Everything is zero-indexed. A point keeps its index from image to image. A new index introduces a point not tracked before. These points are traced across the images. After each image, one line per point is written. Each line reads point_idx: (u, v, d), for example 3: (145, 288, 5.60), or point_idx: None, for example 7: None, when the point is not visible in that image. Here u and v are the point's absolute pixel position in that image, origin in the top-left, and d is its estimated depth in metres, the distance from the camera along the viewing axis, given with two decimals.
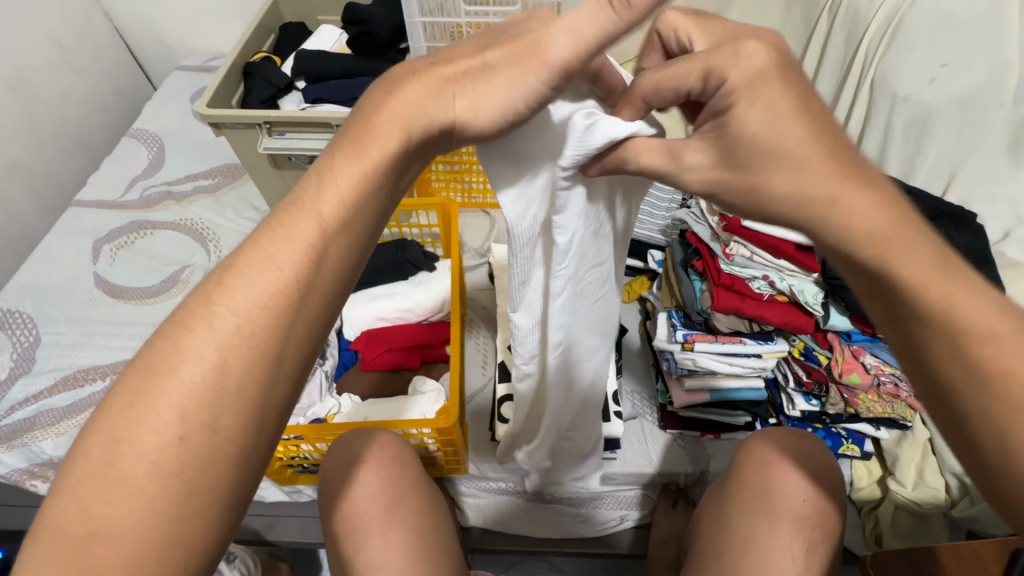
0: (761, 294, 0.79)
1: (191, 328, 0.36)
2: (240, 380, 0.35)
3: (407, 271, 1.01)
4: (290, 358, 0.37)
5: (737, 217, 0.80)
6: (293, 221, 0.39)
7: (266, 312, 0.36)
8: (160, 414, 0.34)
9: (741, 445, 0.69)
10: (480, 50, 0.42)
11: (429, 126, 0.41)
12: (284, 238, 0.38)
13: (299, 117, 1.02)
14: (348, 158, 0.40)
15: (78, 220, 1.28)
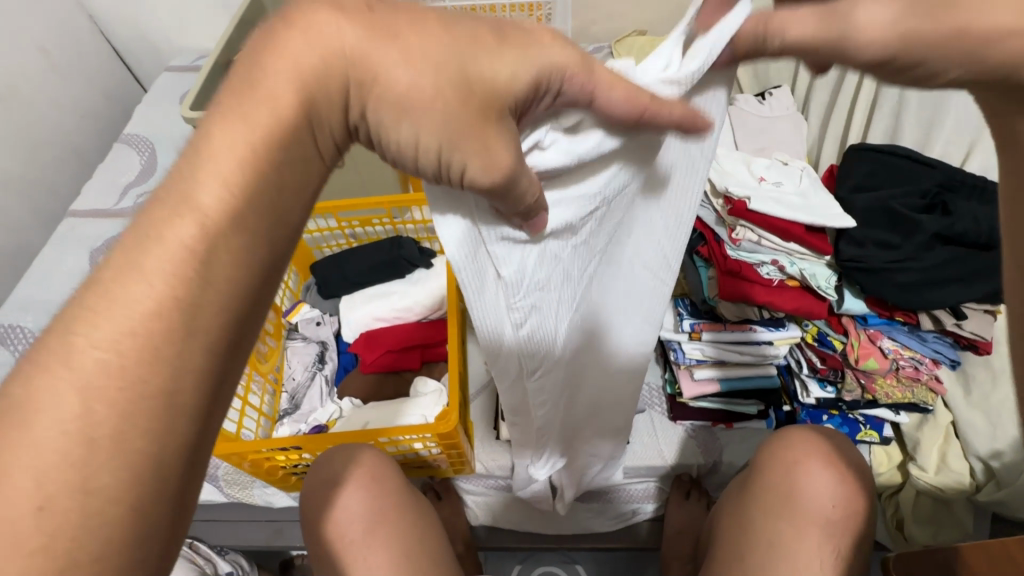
0: (771, 280, 0.75)
1: (45, 366, 0.28)
2: (115, 429, 0.28)
3: (404, 269, 0.99)
4: (184, 393, 0.30)
5: (743, 200, 0.75)
6: (167, 220, 0.31)
7: (141, 341, 0.29)
8: (16, 472, 0.26)
9: (762, 443, 0.66)
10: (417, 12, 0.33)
11: (340, 90, 0.33)
12: (156, 244, 0.30)
13: None
14: (229, 140, 0.32)
15: (74, 231, 1.27)
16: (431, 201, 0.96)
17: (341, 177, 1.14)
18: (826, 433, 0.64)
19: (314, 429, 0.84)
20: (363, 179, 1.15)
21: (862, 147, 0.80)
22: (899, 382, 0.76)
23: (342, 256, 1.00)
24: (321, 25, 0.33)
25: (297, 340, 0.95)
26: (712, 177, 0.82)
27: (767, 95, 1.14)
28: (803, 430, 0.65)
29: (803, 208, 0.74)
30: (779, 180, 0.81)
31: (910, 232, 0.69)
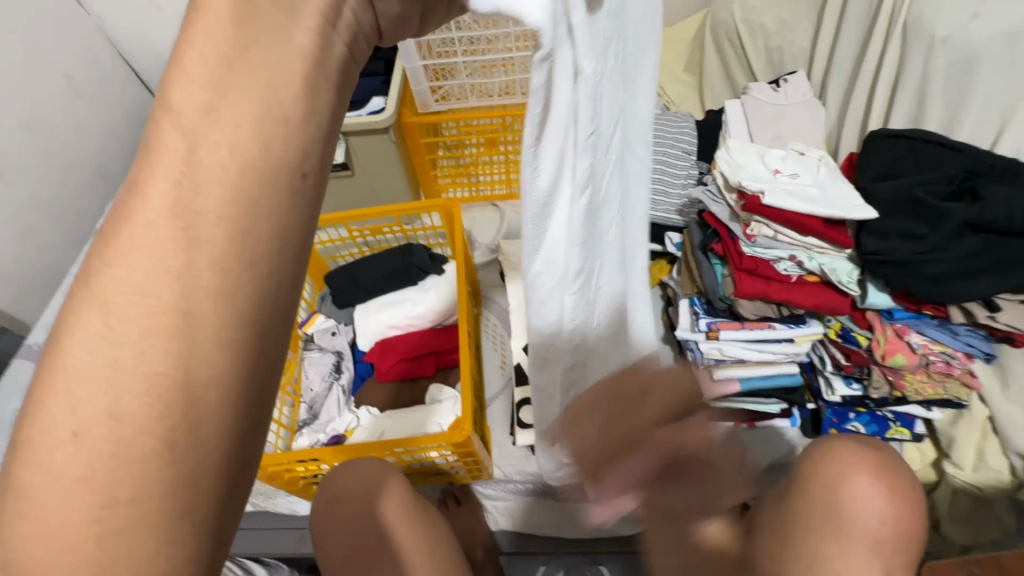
0: (789, 276, 0.73)
1: (42, 406, 0.22)
2: (132, 493, 0.22)
3: (415, 276, 0.99)
4: (217, 438, 0.23)
5: (756, 195, 0.72)
6: (166, 146, 0.24)
7: (160, 354, 0.23)
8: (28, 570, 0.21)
9: (804, 453, 0.65)
10: None
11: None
12: (158, 182, 0.24)
13: None
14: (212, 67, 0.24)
15: None
16: (439, 208, 0.95)
17: (353, 186, 1.15)
18: (862, 460, 0.61)
19: (334, 439, 0.85)
20: (374, 188, 1.16)
21: (883, 132, 0.76)
22: (929, 377, 0.72)
23: (354, 265, 1.00)
24: None
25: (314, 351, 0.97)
26: (725, 172, 0.80)
27: (782, 81, 1.11)
28: (841, 449, 0.62)
29: (820, 200, 0.71)
30: (795, 171, 0.79)
31: (937, 221, 0.65)
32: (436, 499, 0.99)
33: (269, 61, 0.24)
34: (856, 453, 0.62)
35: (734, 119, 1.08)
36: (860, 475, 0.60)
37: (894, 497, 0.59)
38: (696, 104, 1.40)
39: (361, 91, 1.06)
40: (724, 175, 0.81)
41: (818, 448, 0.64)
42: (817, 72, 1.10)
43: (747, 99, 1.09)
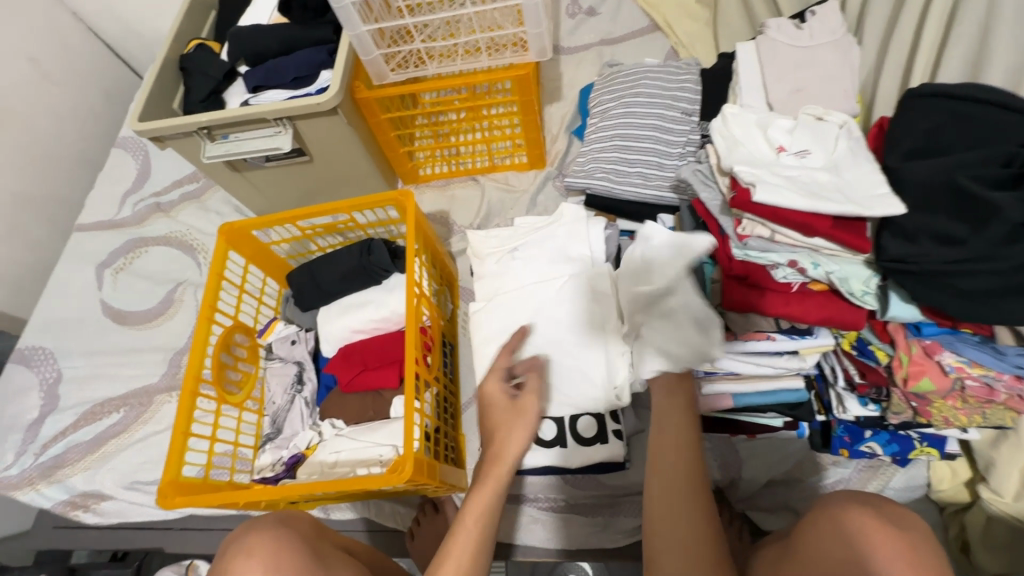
0: (789, 285, 0.59)
1: None
2: None
3: (377, 276, 0.90)
4: None
5: (748, 188, 0.58)
6: (462, 529, 0.60)
7: None
8: None
9: (817, 517, 0.53)
10: (511, 417, 0.68)
11: (494, 468, 0.65)
12: (456, 540, 0.59)
13: (234, 116, 0.90)
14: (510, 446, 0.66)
15: (81, 246, 1.28)
16: (393, 200, 0.85)
17: (315, 171, 1.05)
18: (879, 532, 0.47)
19: (292, 460, 0.81)
20: (337, 171, 1.06)
21: (925, 89, 0.58)
22: (963, 404, 0.60)
23: (311, 265, 0.91)
24: (506, 446, 0.66)
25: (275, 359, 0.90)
26: (719, 150, 0.66)
27: (808, 16, 0.91)
28: (845, 513, 0.50)
29: (830, 192, 0.56)
30: (804, 146, 0.63)
31: (984, 222, 0.50)
32: (414, 505, 0.96)
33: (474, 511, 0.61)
34: (871, 522, 0.48)
35: (746, 70, 0.90)
36: (874, 551, 0.46)
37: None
38: (710, 45, 1.20)
39: (308, 66, 0.95)
40: (717, 153, 0.67)
41: (823, 516, 0.52)
42: (852, 3, 0.90)
43: (761, 41, 0.91)
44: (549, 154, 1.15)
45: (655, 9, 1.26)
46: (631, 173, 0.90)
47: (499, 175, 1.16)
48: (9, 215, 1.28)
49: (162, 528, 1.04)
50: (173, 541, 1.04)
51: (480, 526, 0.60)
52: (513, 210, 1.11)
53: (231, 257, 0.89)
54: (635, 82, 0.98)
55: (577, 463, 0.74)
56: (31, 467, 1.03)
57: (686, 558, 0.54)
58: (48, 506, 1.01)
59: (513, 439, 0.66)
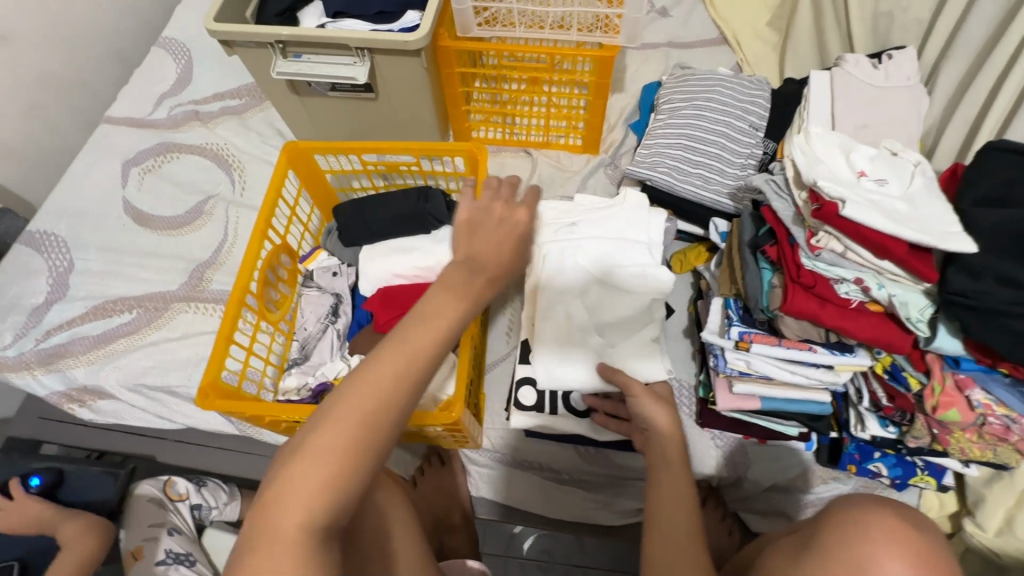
0: (849, 301, 0.63)
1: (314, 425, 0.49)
2: (311, 472, 0.47)
3: (429, 225, 0.91)
4: (360, 453, 0.48)
5: (834, 203, 0.60)
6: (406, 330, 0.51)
7: (357, 410, 0.48)
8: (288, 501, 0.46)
9: (838, 505, 0.56)
10: (503, 229, 0.60)
11: (481, 268, 0.57)
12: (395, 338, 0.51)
13: (315, 36, 0.88)
14: (665, 431, 0.68)
15: (109, 139, 1.23)
16: (464, 152, 0.85)
17: (375, 110, 1.04)
18: (896, 531, 0.51)
19: (319, 387, 0.80)
20: (399, 114, 1.05)
21: (1001, 143, 0.62)
22: (981, 439, 0.64)
23: (364, 200, 0.91)
24: (491, 239, 0.59)
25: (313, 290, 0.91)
26: (798, 164, 0.69)
27: (885, 57, 0.94)
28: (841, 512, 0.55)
29: (909, 221, 0.59)
30: (883, 174, 0.66)
31: None
32: (419, 454, 0.98)
33: (440, 306, 0.53)
34: (893, 523, 0.51)
35: (818, 97, 0.94)
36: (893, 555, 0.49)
37: None
38: (774, 69, 1.24)
39: (395, 2, 0.94)
40: (796, 166, 0.70)
41: (850, 512, 0.54)
42: (929, 53, 0.93)
43: (837, 72, 0.94)
44: (604, 142, 1.17)
45: (727, 22, 1.28)
46: (693, 174, 0.92)
47: (551, 152, 1.17)
48: (34, 91, 1.22)
49: (156, 435, 1.03)
50: (167, 451, 1.03)
51: (427, 327, 0.52)
52: (562, 189, 1.12)
53: (288, 177, 0.88)
54: (709, 87, 1.00)
55: (605, 436, 0.75)
56: (30, 351, 1.00)
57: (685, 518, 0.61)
58: (43, 395, 0.99)
59: (497, 235, 0.59)
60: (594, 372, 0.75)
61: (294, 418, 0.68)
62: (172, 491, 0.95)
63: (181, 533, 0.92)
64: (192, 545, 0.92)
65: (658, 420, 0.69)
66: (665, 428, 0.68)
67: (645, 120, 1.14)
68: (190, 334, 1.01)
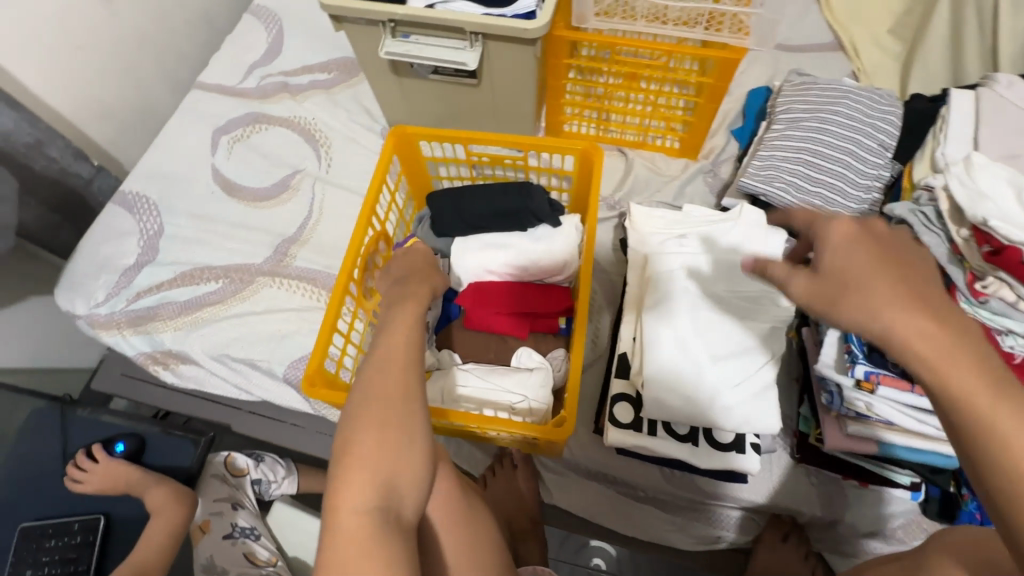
0: (1013, 355, 0.58)
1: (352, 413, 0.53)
2: (367, 444, 0.50)
3: (527, 222, 0.87)
4: (405, 406, 0.53)
5: (1017, 249, 0.55)
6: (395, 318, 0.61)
7: (382, 378, 0.54)
8: (357, 471, 0.49)
9: None
10: (414, 256, 0.75)
11: (419, 276, 0.70)
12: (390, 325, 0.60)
13: (431, 17, 0.85)
14: (911, 337, 0.41)
15: (201, 105, 1.24)
16: (576, 151, 0.81)
17: (474, 96, 1.01)
18: None
19: None
20: (498, 102, 1.01)
21: None
22: None
23: (464, 192, 0.88)
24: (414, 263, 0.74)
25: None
26: (959, 198, 0.64)
27: None
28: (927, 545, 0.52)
29: None
30: None
31: None
32: (490, 454, 0.96)
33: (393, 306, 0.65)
34: None
35: (961, 119, 0.86)
36: None
37: None
38: (893, 81, 1.15)
39: None
40: (958, 199, 0.64)
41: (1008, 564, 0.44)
42: None
43: (985, 93, 0.86)
44: (703, 147, 1.11)
45: (843, 26, 1.20)
46: (812, 193, 0.86)
47: (646, 153, 1.12)
48: (133, 52, 1.23)
49: (232, 405, 1.04)
50: (241, 421, 1.05)
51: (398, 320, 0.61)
52: (657, 193, 1.07)
53: (390, 163, 0.86)
54: (835, 99, 0.93)
55: (707, 465, 0.71)
56: (121, 312, 1.02)
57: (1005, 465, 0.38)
58: (131, 354, 1.01)
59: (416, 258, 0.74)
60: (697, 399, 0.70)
61: None
62: (233, 468, 0.97)
63: (246, 508, 0.94)
64: (256, 520, 0.94)
65: (894, 324, 0.42)
66: (881, 314, 0.42)
67: (750, 128, 1.09)
68: (273, 310, 1.01)
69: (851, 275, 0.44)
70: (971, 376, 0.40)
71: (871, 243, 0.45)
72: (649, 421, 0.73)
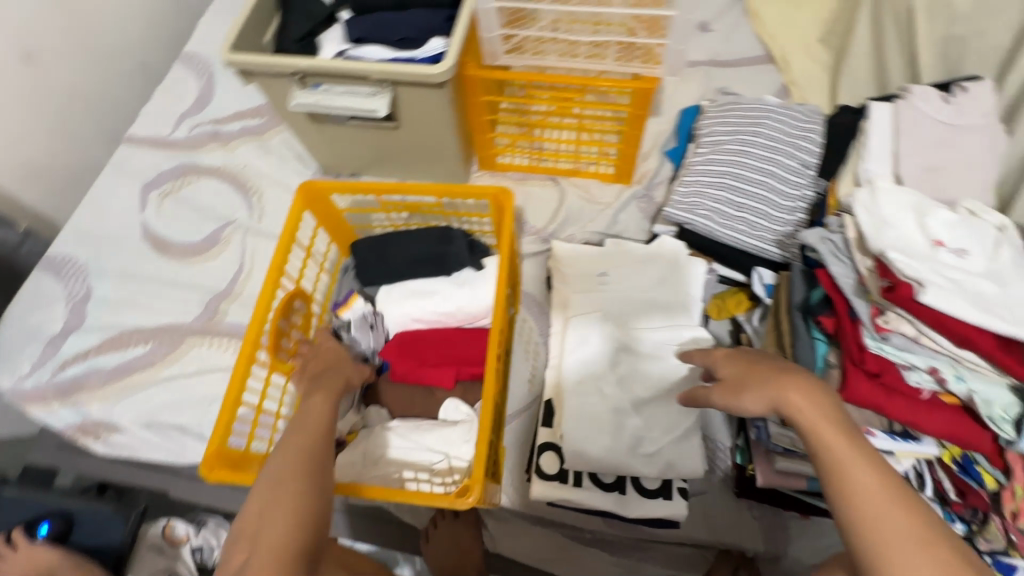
0: (920, 391, 0.56)
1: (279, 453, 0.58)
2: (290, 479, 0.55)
3: (449, 267, 0.85)
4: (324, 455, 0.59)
5: (910, 286, 0.54)
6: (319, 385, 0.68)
7: (309, 430, 0.60)
8: (275, 500, 0.53)
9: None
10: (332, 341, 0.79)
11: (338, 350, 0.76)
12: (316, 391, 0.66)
13: (334, 67, 0.83)
14: (799, 402, 0.47)
15: (129, 159, 1.21)
16: (489, 195, 0.79)
17: (395, 138, 0.99)
18: None
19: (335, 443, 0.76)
20: (420, 142, 0.99)
21: None
22: None
23: (382, 240, 0.86)
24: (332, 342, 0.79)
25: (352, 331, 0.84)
26: (863, 226, 0.61)
27: (957, 90, 0.85)
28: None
29: (998, 308, 0.52)
30: (964, 245, 0.58)
31: None
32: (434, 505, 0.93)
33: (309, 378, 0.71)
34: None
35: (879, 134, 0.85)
36: None
37: None
38: (825, 91, 1.14)
39: (420, 28, 0.88)
40: (861, 229, 0.62)
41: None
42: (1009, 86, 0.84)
43: (903, 107, 0.85)
44: (637, 171, 1.10)
45: (773, 39, 1.18)
46: (735, 218, 0.85)
47: (580, 181, 1.11)
48: (58, 110, 1.20)
49: (169, 471, 1.01)
50: (180, 486, 1.01)
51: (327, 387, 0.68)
52: (591, 222, 1.06)
53: (303, 217, 0.84)
54: (757, 119, 0.92)
55: (635, 514, 0.68)
56: (47, 383, 0.98)
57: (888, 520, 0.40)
58: (59, 429, 0.97)
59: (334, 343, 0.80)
60: (620, 446, 0.68)
61: None
62: (172, 537, 0.97)
63: None
64: None
65: (793, 397, 0.47)
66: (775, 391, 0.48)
67: (681, 148, 1.07)
68: (206, 370, 0.99)
69: (737, 383, 0.52)
70: (838, 440, 0.44)
71: (747, 356, 0.53)
72: (575, 471, 0.71)
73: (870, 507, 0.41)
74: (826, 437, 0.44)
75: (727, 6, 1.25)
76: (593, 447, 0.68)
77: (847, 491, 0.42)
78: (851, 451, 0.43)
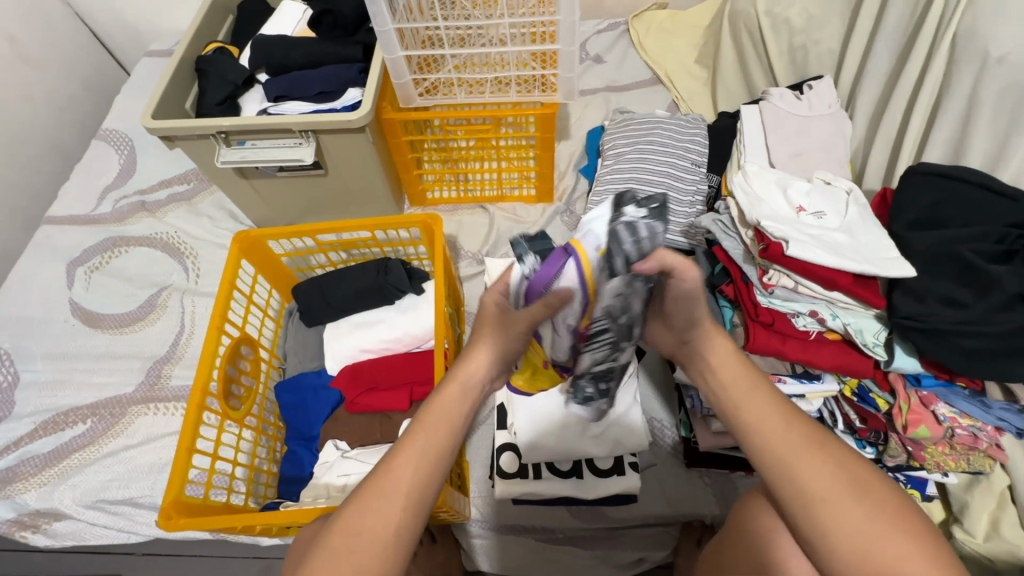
0: (808, 333, 0.66)
1: (395, 461, 0.52)
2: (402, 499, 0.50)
3: (391, 296, 0.89)
4: (428, 479, 0.52)
5: (779, 243, 0.64)
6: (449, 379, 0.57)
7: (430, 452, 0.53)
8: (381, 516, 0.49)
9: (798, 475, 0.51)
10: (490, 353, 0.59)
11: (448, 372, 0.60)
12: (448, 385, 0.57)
13: (257, 123, 0.88)
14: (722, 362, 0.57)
15: (50, 239, 1.18)
16: (419, 222, 0.86)
17: (326, 185, 1.04)
18: (873, 484, 0.49)
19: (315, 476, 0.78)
20: (351, 186, 1.05)
21: (921, 166, 0.65)
22: (953, 451, 0.65)
23: (322, 278, 0.89)
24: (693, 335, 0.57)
25: (653, 222, 0.46)
26: (741, 204, 0.71)
27: (806, 88, 1.00)
28: (758, 512, 0.64)
29: (850, 252, 0.63)
30: (821, 208, 0.70)
31: (985, 290, 0.57)
32: None
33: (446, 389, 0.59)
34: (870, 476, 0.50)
35: (750, 129, 0.98)
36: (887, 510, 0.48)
37: (900, 530, 0.47)
38: (709, 102, 1.30)
39: (335, 82, 0.95)
40: (740, 206, 0.72)
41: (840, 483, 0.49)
42: (845, 79, 1.00)
43: (765, 106, 0.99)
44: (557, 189, 1.20)
45: (657, 63, 1.35)
46: None
47: (507, 205, 1.19)
48: None
49: (123, 552, 0.96)
50: (134, 566, 0.96)
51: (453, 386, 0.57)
52: None
53: (242, 265, 0.87)
54: (649, 130, 1.04)
55: (594, 494, 0.74)
56: None
57: (790, 437, 0.51)
58: None
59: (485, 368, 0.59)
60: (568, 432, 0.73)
61: (269, 524, 0.65)
62: None
63: None
64: None
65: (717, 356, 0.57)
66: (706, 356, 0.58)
67: (593, 164, 1.18)
68: (153, 438, 0.96)
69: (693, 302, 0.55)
70: (742, 378, 0.55)
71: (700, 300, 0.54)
72: (533, 465, 0.75)
73: (777, 427, 0.52)
74: (742, 390, 0.55)
75: (613, 39, 1.41)
76: (548, 438, 0.73)
77: (760, 420, 0.53)
78: (754, 391, 0.54)
